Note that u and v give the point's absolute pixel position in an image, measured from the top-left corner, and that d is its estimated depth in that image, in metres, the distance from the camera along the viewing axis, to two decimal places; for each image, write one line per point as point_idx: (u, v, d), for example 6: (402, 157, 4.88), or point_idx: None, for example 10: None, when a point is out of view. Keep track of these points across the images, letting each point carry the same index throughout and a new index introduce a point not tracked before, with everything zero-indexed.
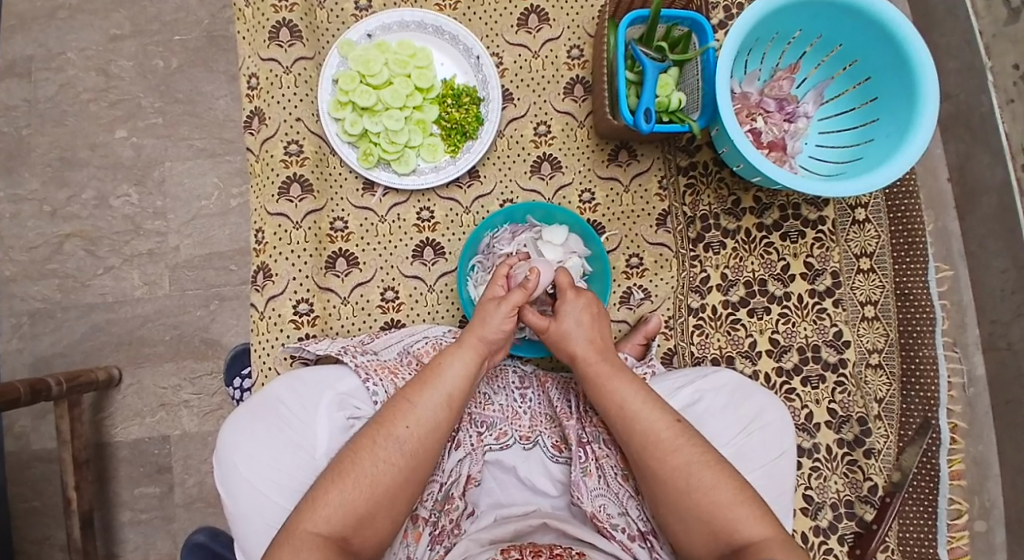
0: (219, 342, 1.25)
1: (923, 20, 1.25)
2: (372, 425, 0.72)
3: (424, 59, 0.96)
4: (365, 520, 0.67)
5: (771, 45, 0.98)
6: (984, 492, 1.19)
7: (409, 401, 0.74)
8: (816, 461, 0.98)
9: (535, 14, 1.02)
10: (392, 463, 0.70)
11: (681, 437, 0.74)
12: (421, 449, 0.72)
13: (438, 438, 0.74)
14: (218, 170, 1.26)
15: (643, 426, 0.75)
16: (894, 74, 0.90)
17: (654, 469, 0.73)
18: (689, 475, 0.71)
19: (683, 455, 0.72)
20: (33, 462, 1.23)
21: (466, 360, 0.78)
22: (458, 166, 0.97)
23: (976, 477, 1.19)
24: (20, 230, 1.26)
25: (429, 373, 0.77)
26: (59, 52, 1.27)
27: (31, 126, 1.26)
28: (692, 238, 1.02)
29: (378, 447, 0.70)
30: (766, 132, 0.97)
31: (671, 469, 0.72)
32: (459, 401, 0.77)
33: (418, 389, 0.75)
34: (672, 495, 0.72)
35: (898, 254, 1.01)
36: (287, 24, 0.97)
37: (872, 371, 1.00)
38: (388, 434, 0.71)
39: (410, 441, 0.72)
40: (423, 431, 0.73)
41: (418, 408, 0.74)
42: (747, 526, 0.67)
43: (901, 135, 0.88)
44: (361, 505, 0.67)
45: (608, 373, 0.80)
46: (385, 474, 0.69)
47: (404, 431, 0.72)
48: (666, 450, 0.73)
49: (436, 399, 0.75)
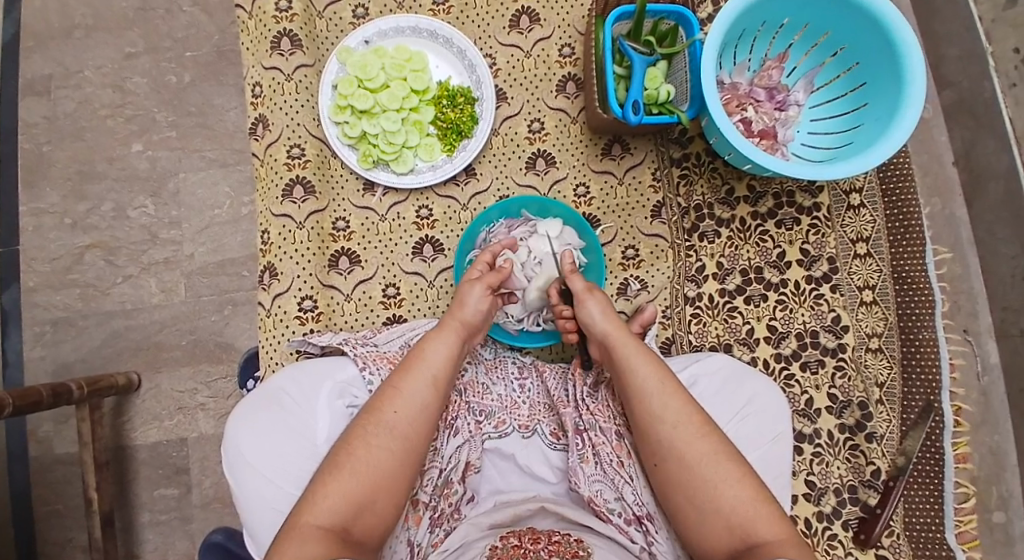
0: (233, 345, 1.29)
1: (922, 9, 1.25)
2: (361, 415, 0.74)
3: (420, 63, 1.00)
4: (365, 507, 0.68)
5: (759, 35, 0.99)
6: (1001, 484, 1.17)
7: (395, 387, 0.77)
8: (817, 447, 0.98)
9: (526, 15, 1.05)
10: (386, 448, 0.71)
11: (706, 428, 0.75)
12: (412, 431, 0.74)
13: (426, 420, 0.76)
14: (230, 180, 1.31)
15: (676, 408, 0.76)
16: (882, 60, 0.91)
17: (680, 453, 0.74)
18: (715, 464, 0.72)
19: (711, 443, 0.73)
20: (56, 466, 1.27)
21: (448, 342, 0.82)
22: (455, 164, 1.00)
23: (993, 468, 1.18)
24: (43, 242, 1.31)
25: (411, 359, 0.79)
26: (77, 71, 1.33)
27: (50, 142, 1.32)
28: (688, 228, 1.03)
29: (370, 434, 0.72)
30: (757, 121, 0.98)
31: (697, 458, 0.72)
32: (445, 383, 0.79)
33: (402, 375, 0.78)
34: (695, 485, 0.72)
35: (895, 237, 1.00)
36: (288, 34, 1.01)
37: (872, 355, 0.99)
38: (378, 421, 0.73)
39: (400, 425, 0.73)
40: (412, 413, 0.75)
41: (405, 393, 0.76)
42: (767, 524, 0.67)
43: (890, 117, 0.89)
44: (361, 493, 0.68)
45: (633, 353, 0.82)
46: (381, 460, 0.70)
47: (393, 416, 0.74)
48: (695, 435, 0.74)
49: (422, 382, 0.77)
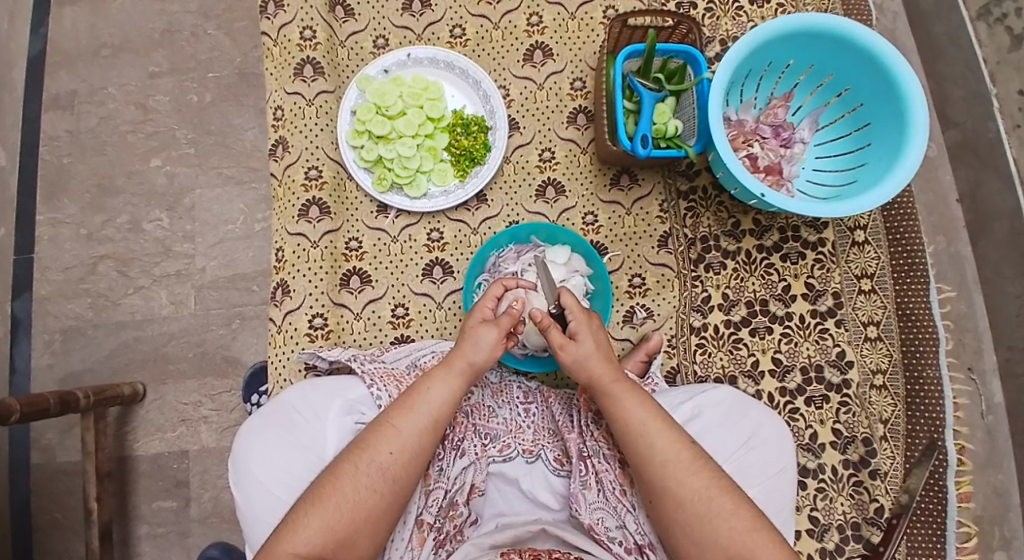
0: (240, 360, 1.30)
1: (927, 51, 1.29)
2: (354, 450, 0.77)
3: (436, 92, 1.03)
4: (344, 544, 0.72)
5: (765, 74, 1.02)
6: (1005, 523, 1.18)
7: (393, 426, 0.79)
8: (821, 482, 0.99)
9: (540, 50, 1.08)
10: (375, 489, 0.74)
11: (698, 462, 0.77)
12: (402, 474, 0.77)
13: (418, 464, 0.78)
14: (244, 197, 1.34)
15: (662, 446, 0.78)
16: (885, 101, 0.94)
17: (673, 489, 0.76)
18: (710, 499, 0.74)
19: (704, 478, 0.75)
20: (58, 475, 1.28)
21: (451, 386, 0.82)
22: (467, 189, 1.03)
23: (998, 507, 1.19)
24: (58, 252, 1.33)
25: (411, 397, 0.81)
26: (101, 87, 1.37)
27: (71, 155, 1.36)
28: (694, 259, 1.06)
29: (361, 472, 0.75)
30: (762, 157, 1.01)
31: (690, 492, 0.75)
32: (442, 427, 0.81)
33: (402, 414, 0.79)
34: (691, 519, 0.74)
35: (898, 276, 1.04)
36: (310, 62, 1.05)
37: (876, 392, 1.01)
38: (371, 460, 0.75)
39: (392, 467, 0.76)
40: (405, 457, 0.77)
41: (401, 433, 0.78)
42: (765, 552, 0.70)
43: (893, 157, 0.92)
44: (342, 529, 0.72)
45: (627, 389, 0.83)
46: (367, 500, 0.74)
47: (387, 457, 0.76)
48: (687, 472, 0.76)
49: (421, 425, 0.79)
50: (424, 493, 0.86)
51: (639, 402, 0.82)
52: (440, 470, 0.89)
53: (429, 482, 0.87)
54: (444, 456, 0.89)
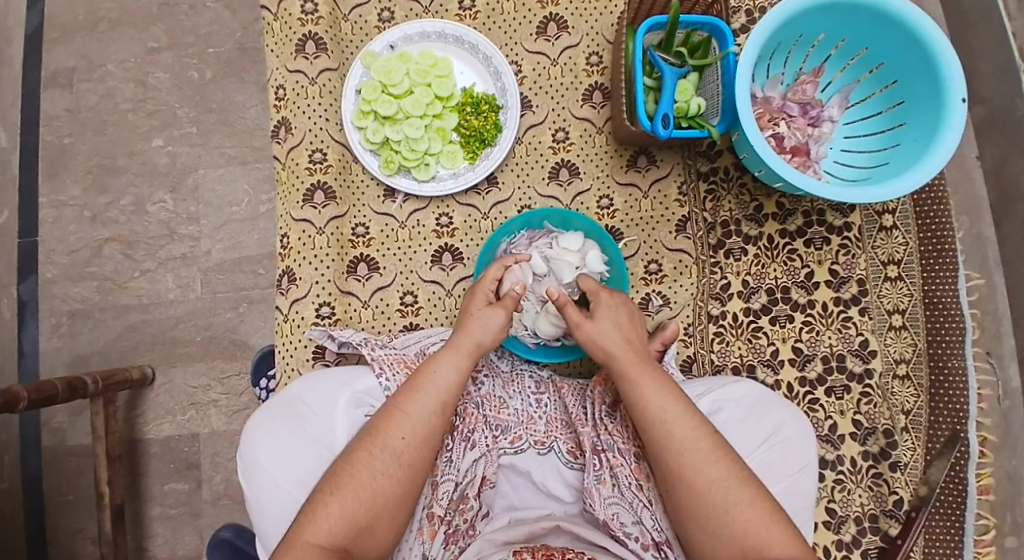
0: (247, 343, 1.28)
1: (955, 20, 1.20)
2: (366, 437, 0.74)
3: (445, 69, 0.98)
4: (364, 531, 0.70)
5: (794, 48, 0.96)
6: (1017, 508, 1.13)
7: (400, 410, 0.76)
8: (839, 475, 0.95)
9: (555, 22, 1.03)
10: (390, 475, 0.72)
11: (719, 450, 0.72)
12: (416, 459, 0.74)
13: (431, 447, 0.76)
14: (248, 177, 1.30)
15: (682, 434, 0.73)
16: (923, 79, 0.88)
17: (688, 477, 0.72)
18: (727, 490, 0.70)
19: (722, 469, 0.71)
20: (69, 457, 1.27)
21: (457, 365, 0.80)
22: (477, 172, 0.99)
23: (1009, 491, 1.13)
24: (62, 234, 1.31)
25: (417, 379, 0.78)
26: (100, 63, 1.33)
27: (72, 135, 1.32)
28: (713, 244, 1.02)
29: (375, 459, 0.72)
30: (789, 136, 0.94)
31: (707, 483, 0.71)
32: (451, 407, 0.79)
33: (409, 397, 0.77)
34: (708, 511, 0.70)
35: (927, 262, 0.98)
36: (312, 37, 1.01)
37: (899, 382, 0.97)
38: (383, 446, 0.73)
39: (405, 451, 0.74)
40: (417, 440, 0.75)
41: (411, 417, 0.76)
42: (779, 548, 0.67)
43: (928, 140, 0.86)
44: (361, 516, 0.70)
45: (649, 376, 0.78)
46: (383, 487, 0.71)
47: (399, 441, 0.74)
48: (705, 462, 0.71)
49: (429, 408, 0.77)
50: (432, 484, 0.84)
51: (659, 388, 0.77)
52: (449, 461, 0.87)
53: (436, 474, 0.85)
54: (453, 446, 0.88)
